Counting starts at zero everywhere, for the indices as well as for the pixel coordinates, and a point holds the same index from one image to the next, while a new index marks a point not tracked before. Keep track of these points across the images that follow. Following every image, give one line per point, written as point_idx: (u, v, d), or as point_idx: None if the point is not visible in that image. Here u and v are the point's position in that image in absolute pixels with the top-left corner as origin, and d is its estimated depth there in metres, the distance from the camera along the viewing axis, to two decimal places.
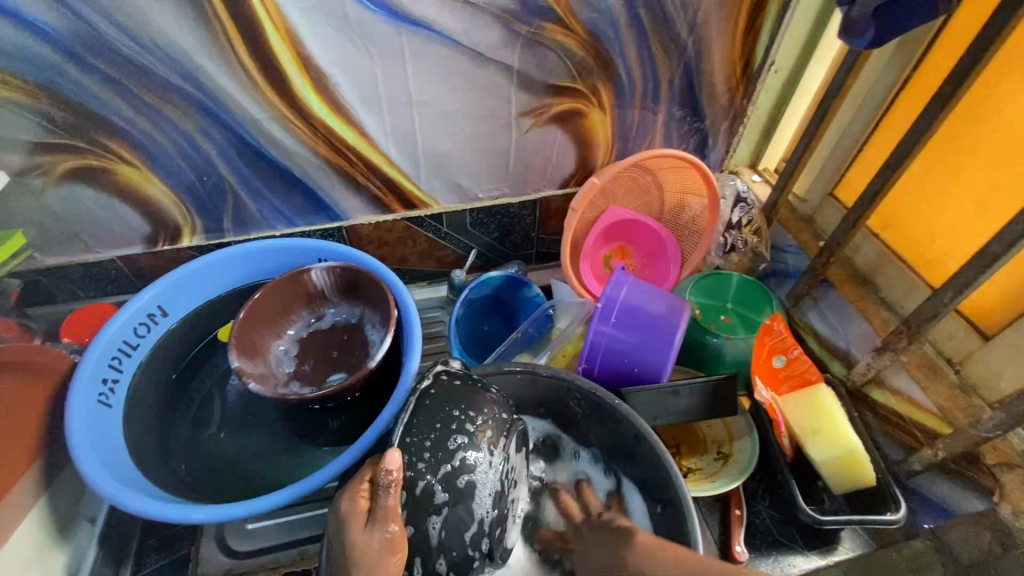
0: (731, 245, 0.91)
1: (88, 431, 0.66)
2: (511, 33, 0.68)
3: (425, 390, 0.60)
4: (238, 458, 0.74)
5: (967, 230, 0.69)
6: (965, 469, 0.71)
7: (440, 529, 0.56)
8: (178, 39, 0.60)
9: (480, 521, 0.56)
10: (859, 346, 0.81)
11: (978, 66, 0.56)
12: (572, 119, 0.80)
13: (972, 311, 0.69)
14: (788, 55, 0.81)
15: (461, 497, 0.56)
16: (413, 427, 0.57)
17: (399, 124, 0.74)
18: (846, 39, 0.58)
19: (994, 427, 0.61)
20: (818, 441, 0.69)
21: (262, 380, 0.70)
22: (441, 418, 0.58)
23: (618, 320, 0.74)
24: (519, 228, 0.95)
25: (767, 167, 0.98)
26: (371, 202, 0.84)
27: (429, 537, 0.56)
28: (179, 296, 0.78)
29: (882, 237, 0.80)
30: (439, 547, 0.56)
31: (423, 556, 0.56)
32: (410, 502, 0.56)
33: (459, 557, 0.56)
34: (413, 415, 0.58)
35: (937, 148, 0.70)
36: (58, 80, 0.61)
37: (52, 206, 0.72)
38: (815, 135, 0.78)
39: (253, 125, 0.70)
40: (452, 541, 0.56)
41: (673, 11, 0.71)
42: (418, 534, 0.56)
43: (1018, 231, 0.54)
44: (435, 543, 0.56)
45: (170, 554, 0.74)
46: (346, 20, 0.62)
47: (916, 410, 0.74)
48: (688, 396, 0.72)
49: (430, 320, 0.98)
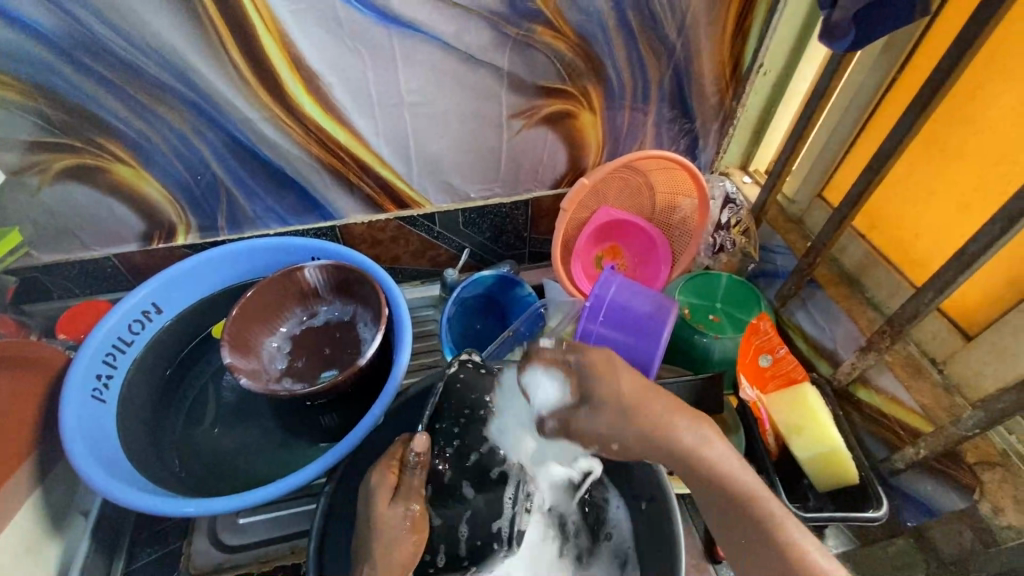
0: (720, 245, 0.92)
1: (82, 426, 0.67)
2: (501, 35, 0.69)
3: (454, 374, 0.67)
4: (230, 453, 0.75)
5: (951, 230, 0.70)
6: (946, 467, 0.70)
7: (465, 521, 0.68)
8: (171, 40, 0.61)
9: (503, 516, 0.68)
10: (846, 345, 0.82)
11: (957, 70, 0.57)
12: (563, 120, 0.81)
13: (954, 311, 0.70)
14: (777, 57, 0.82)
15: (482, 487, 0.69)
16: (442, 413, 0.67)
17: (391, 124, 0.75)
18: (828, 43, 0.59)
19: (973, 425, 0.62)
20: (801, 439, 0.70)
21: (254, 376, 0.71)
22: (468, 405, 0.68)
23: (606, 318, 0.76)
24: (511, 228, 0.96)
25: (758, 168, 0.99)
26: (364, 202, 0.85)
27: (456, 525, 0.67)
28: (173, 294, 0.79)
29: (868, 238, 0.81)
30: (464, 536, 0.67)
31: (448, 543, 0.67)
32: (437, 492, 0.67)
33: (479, 542, 0.67)
34: (443, 398, 0.67)
35: (921, 149, 0.71)
36: (54, 80, 0.62)
37: (47, 204, 0.73)
38: (803, 137, 0.79)
39: (246, 124, 0.71)
40: (475, 532, 0.68)
41: (661, 14, 0.72)
42: (444, 523, 0.67)
43: (996, 230, 0.55)
44: (461, 529, 0.67)
45: (162, 547, 0.75)
46: (337, 21, 0.63)
47: (900, 408, 0.75)
48: (674, 394, 0.73)
49: (423, 320, 0.99)
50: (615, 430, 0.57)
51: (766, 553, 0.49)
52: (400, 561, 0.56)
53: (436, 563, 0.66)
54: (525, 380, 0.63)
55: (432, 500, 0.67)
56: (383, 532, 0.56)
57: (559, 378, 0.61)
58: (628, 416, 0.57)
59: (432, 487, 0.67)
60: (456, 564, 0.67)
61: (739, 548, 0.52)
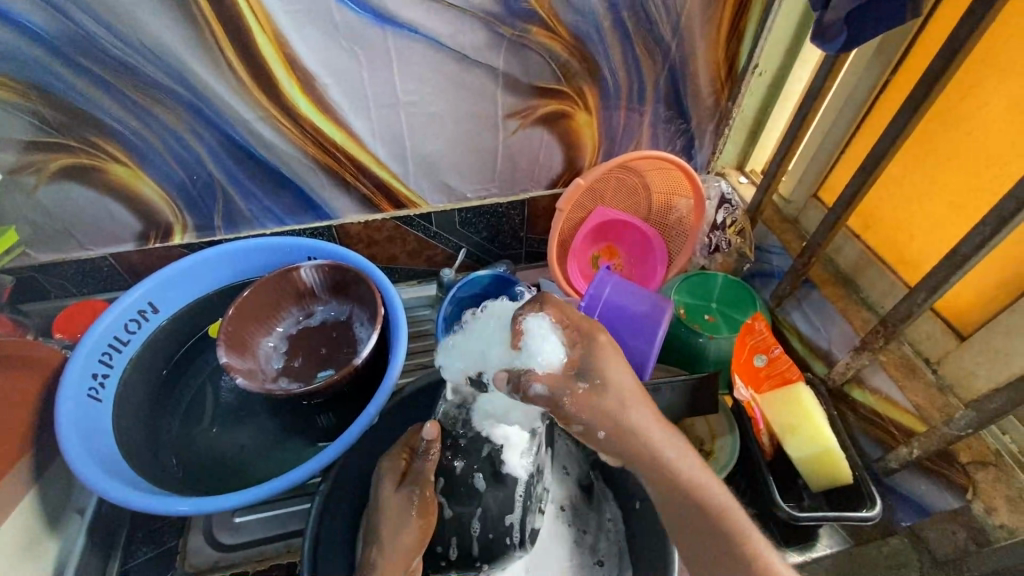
0: (715, 245, 0.92)
1: (78, 425, 0.67)
2: (496, 35, 0.69)
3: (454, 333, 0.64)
4: (225, 453, 0.75)
5: (944, 231, 0.70)
6: (940, 467, 0.70)
7: (478, 521, 0.66)
8: (167, 41, 0.62)
9: (518, 518, 0.67)
10: (840, 345, 0.83)
11: (949, 71, 0.58)
12: (558, 121, 0.81)
13: (948, 312, 0.71)
14: (772, 58, 0.82)
15: (497, 485, 0.65)
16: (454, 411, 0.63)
17: (387, 124, 0.75)
18: (820, 44, 0.60)
19: (966, 426, 0.62)
20: (795, 439, 0.70)
21: (250, 376, 0.72)
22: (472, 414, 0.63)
23: (602, 317, 0.76)
24: (507, 228, 0.96)
25: (753, 168, 0.99)
26: (360, 202, 0.85)
27: (467, 523, 0.67)
28: (170, 293, 0.79)
29: (863, 238, 0.81)
30: (475, 533, 0.67)
31: (458, 536, 0.67)
32: (449, 486, 0.66)
33: (492, 537, 0.67)
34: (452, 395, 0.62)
35: (915, 149, 0.71)
36: (50, 80, 0.62)
37: (44, 203, 0.73)
38: (798, 137, 0.79)
39: (242, 125, 0.71)
40: (488, 530, 0.67)
41: (656, 15, 0.72)
42: (457, 517, 0.66)
43: (986, 231, 0.55)
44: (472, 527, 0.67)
45: (158, 546, 0.75)
46: (332, 22, 0.63)
47: (893, 408, 0.75)
48: (668, 393, 0.73)
49: (419, 319, 0.99)
50: (598, 420, 0.50)
51: (733, 568, 0.50)
52: (405, 549, 0.57)
53: (448, 555, 0.68)
54: (525, 324, 0.53)
55: (444, 493, 0.66)
56: (389, 517, 0.58)
57: (559, 339, 0.51)
58: (621, 414, 0.51)
59: (443, 482, 0.66)
60: (466, 560, 0.68)
61: (706, 563, 0.52)
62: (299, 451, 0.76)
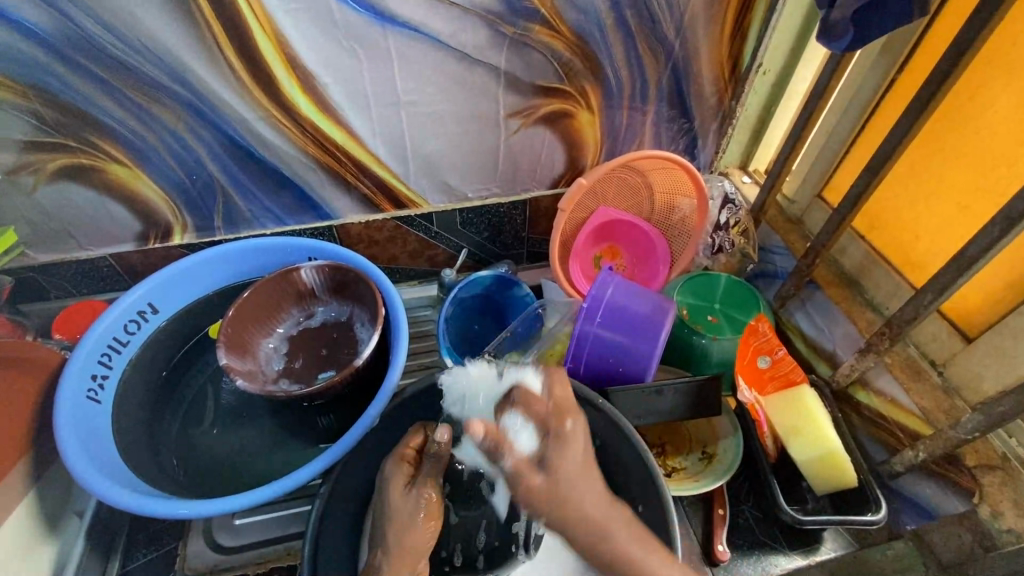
0: (719, 245, 0.91)
1: (77, 427, 0.67)
2: (497, 34, 0.68)
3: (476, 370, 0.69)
4: (224, 454, 0.74)
5: (950, 231, 0.69)
6: (945, 469, 0.70)
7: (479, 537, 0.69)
8: (165, 40, 0.61)
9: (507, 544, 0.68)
10: (844, 346, 0.82)
11: (956, 70, 0.57)
12: (560, 120, 0.81)
13: (954, 313, 0.70)
14: (777, 57, 0.81)
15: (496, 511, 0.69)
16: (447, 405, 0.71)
17: (388, 124, 0.75)
18: (825, 43, 0.59)
19: (972, 429, 0.61)
20: (799, 442, 0.69)
21: (250, 377, 0.71)
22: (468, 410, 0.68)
23: (604, 320, 0.74)
24: (509, 228, 0.96)
25: (757, 168, 0.98)
26: (361, 202, 0.84)
27: (473, 526, 0.69)
28: (169, 294, 0.78)
29: (868, 238, 0.80)
30: (481, 543, 0.69)
31: (464, 542, 0.69)
32: (456, 489, 0.71)
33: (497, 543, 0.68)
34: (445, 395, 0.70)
35: (921, 149, 0.70)
36: (48, 79, 0.62)
37: (43, 204, 0.73)
38: (803, 136, 0.78)
39: (242, 124, 0.70)
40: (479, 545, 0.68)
41: (659, 14, 0.71)
42: (461, 523, 0.69)
43: (993, 234, 0.55)
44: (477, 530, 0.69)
45: (158, 549, 0.74)
46: (332, 21, 0.63)
47: (899, 410, 0.74)
48: (671, 395, 0.72)
49: (420, 320, 0.99)
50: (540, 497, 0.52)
51: None
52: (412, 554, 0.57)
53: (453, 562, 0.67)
54: (502, 421, 0.59)
55: (451, 498, 0.70)
56: (396, 519, 0.58)
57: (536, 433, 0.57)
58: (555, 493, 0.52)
59: (450, 484, 0.71)
60: (470, 568, 0.67)
61: None
62: (299, 451, 0.75)
